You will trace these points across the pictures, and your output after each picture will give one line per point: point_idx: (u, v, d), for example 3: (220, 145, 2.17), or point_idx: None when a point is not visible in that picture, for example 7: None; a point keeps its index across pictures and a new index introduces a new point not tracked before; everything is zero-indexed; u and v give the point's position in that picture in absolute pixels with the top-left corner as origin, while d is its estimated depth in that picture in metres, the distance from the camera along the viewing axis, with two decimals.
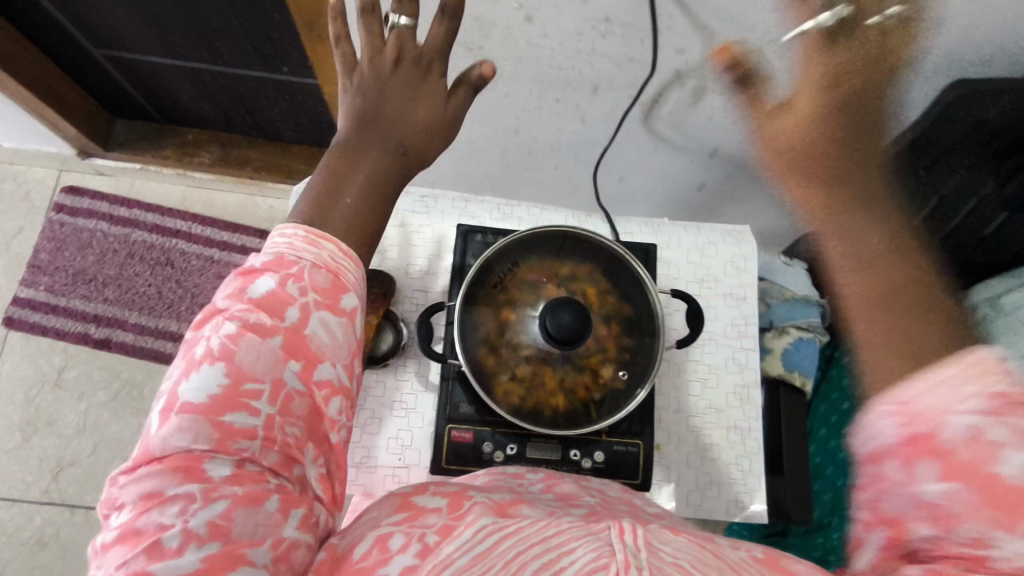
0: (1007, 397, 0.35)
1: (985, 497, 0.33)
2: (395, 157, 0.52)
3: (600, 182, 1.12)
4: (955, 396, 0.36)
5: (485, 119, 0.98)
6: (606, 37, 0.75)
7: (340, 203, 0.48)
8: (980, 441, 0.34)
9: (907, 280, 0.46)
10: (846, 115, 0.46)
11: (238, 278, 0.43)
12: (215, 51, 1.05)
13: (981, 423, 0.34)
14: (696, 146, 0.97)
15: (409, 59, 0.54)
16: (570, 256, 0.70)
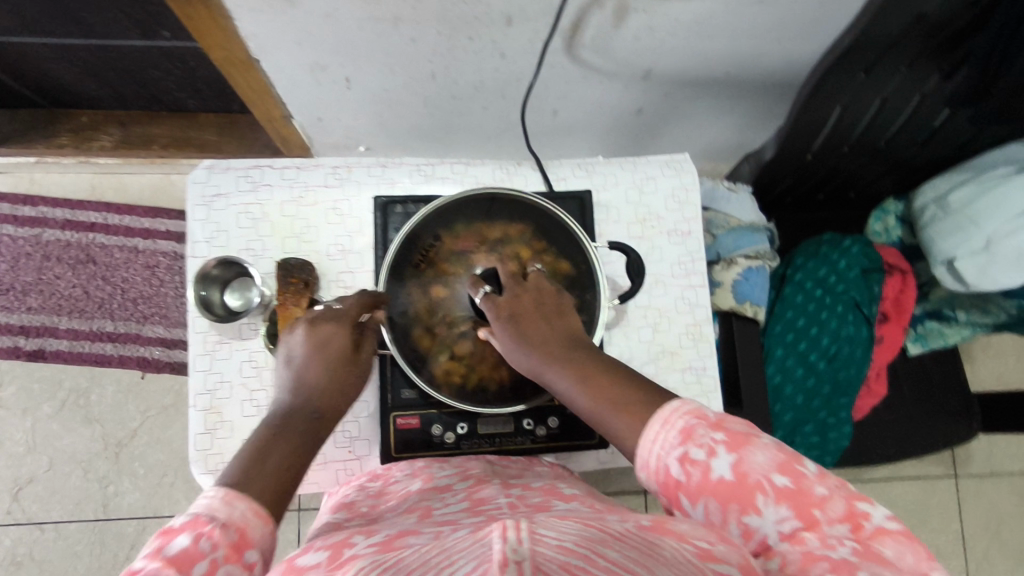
0: (690, 432, 0.47)
1: (722, 498, 0.45)
2: (309, 430, 0.52)
3: (533, 118, 1.05)
4: (664, 446, 0.48)
5: (397, 66, 0.89)
6: None
7: (260, 477, 0.45)
8: (693, 467, 0.46)
9: (613, 394, 0.52)
10: (534, 317, 0.58)
11: (154, 537, 0.39)
12: (81, 23, 0.92)
13: (685, 459, 0.47)
14: (627, 70, 0.90)
15: (327, 326, 0.57)
16: (496, 220, 0.66)
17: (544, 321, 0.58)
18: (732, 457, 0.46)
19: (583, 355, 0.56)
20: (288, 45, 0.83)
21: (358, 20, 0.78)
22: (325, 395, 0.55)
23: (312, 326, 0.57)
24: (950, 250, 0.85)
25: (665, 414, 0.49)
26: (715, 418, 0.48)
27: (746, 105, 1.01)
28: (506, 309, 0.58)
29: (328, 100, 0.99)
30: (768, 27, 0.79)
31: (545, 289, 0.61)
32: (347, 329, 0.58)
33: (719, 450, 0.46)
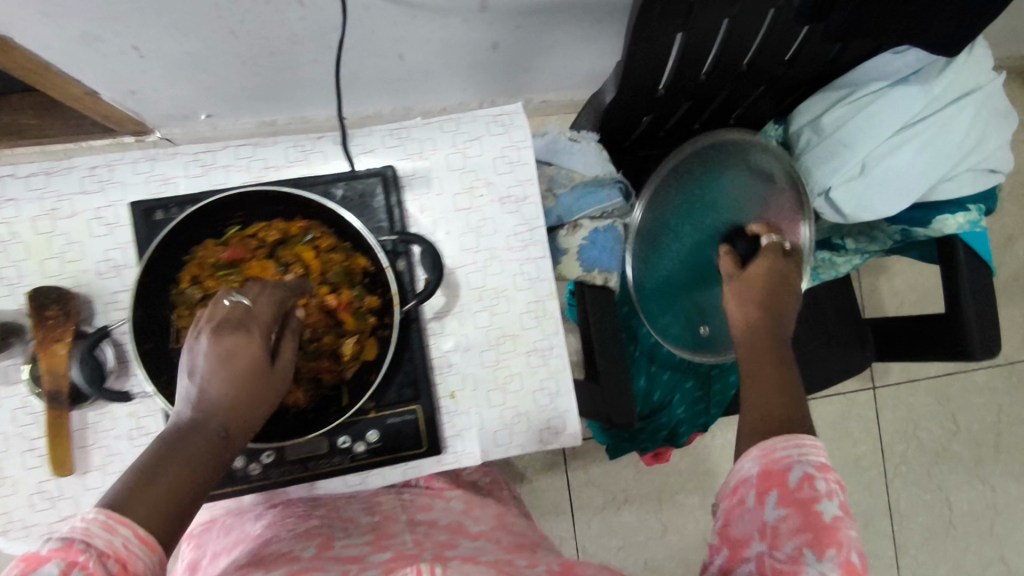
0: (827, 467, 0.48)
1: (802, 519, 0.45)
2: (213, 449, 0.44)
3: (377, 64, 0.93)
4: (800, 456, 0.49)
5: (184, 27, 0.76)
6: None
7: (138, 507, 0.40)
8: (808, 485, 0.47)
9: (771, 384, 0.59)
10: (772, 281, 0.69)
11: (17, 562, 0.37)
12: None
13: (810, 477, 0.47)
14: (459, 4, 0.77)
15: (229, 332, 0.46)
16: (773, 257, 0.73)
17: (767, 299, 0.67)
18: (838, 512, 0.46)
19: (779, 336, 0.65)
20: (29, 17, 0.68)
21: None
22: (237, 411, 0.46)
23: (216, 336, 0.46)
24: (827, 179, 0.75)
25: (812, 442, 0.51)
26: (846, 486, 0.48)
27: (613, 28, 0.89)
28: (755, 268, 0.70)
29: (128, 70, 0.85)
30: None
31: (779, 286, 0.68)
32: (259, 340, 0.47)
33: (835, 498, 0.46)
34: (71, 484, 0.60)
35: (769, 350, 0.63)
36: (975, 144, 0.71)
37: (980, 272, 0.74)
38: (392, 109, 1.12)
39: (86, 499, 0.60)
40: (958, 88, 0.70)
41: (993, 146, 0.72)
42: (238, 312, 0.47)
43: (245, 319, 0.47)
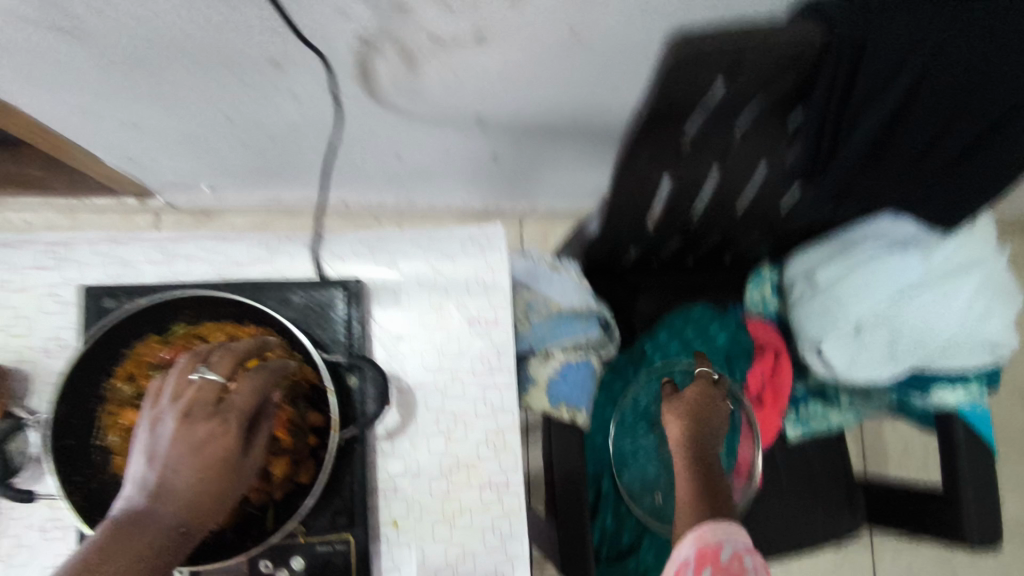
0: (752, 548, 0.54)
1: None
2: (166, 546, 0.39)
3: (377, 161, 0.93)
4: (731, 541, 0.53)
5: (180, 112, 0.75)
6: (232, 4, 0.52)
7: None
8: (738, 562, 0.52)
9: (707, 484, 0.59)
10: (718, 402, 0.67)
11: None
12: None
13: (739, 555, 0.53)
14: (455, 116, 0.77)
15: (200, 416, 0.43)
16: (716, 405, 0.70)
17: (707, 418, 0.66)
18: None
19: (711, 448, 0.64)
20: (23, 90, 0.68)
21: (102, 69, 0.64)
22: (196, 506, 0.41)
23: (187, 423, 0.42)
24: (819, 335, 0.72)
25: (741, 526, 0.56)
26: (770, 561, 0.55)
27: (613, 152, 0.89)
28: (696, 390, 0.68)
29: (126, 143, 0.85)
30: (598, 70, 0.65)
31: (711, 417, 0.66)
32: (233, 433, 0.43)
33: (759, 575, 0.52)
34: None
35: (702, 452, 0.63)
36: (982, 316, 0.67)
37: (979, 459, 0.67)
38: (394, 201, 1.11)
39: None
40: (962, 256, 0.67)
41: (997, 324, 0.67)
42: (211, 391, 0.44)
43: (221, 407, 0.44)
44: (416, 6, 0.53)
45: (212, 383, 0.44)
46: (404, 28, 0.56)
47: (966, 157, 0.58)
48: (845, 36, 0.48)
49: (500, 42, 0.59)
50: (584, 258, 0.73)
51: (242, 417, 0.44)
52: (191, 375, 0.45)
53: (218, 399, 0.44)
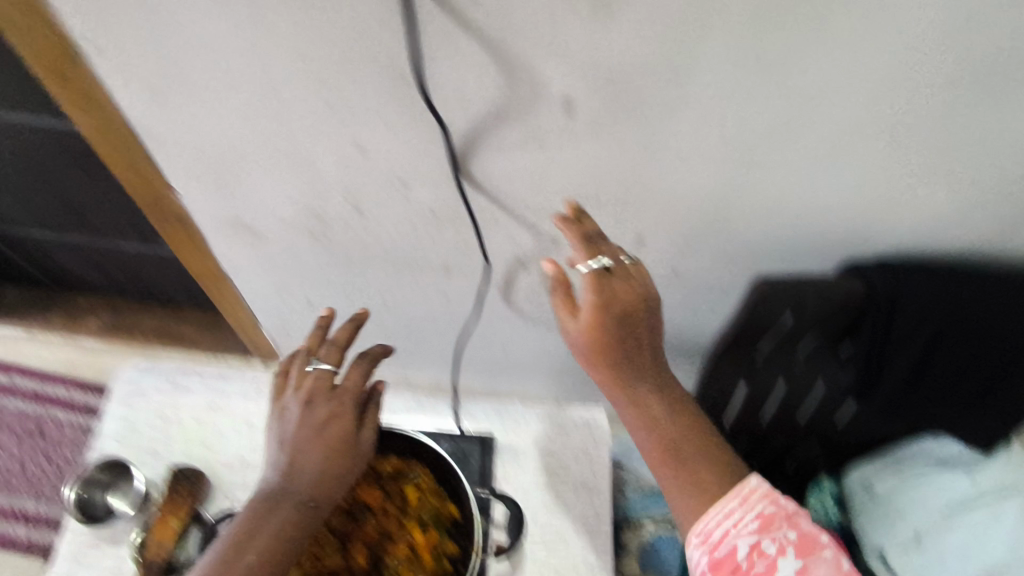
0: (767, 519, 0.55)
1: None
2: (307, 499, 0.56)
3: (483, 358, 1.09)
4: (741, 524, 0.55)
5: (352, 298, 0.96)
6: (441, 228, 0.75)
7: (238, 557, 0.52)
8: (759, 555, 0.53)
9: (692, 444, 0.59)
10: (626, 313, 0.56)
11: None
12: (93, 227, 1.05)
13: (755, 547, 0.54)
14: (563, 324, 0.95)
15: (320, 399, 0.61)
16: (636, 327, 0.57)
17: (629, 353, 0.58)
18: (798, 563, 0.53)
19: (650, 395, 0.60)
20: (249, 269, 0.91)
21: (317, 263, 0.86)
22: (322, 482, 0.57)
23: (309, 404, 0.60)
24: (880, 544, 0.81)
25: (744, 493, 0.56)
26: (791, 512, 0.56)
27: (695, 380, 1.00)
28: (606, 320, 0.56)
29: (290, 318, 1.06)
30: (694, 302, 0.83)
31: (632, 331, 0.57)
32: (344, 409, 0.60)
33: (789, 551, 0.53)
34: None
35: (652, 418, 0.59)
36: None
37: None
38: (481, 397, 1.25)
39: None
40: None
41: None
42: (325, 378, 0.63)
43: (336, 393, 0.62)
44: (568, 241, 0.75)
45: (326, 373, 0.63)
46: (554, 255, 0.78)
47: (993, 389, 0.70)
48: (882, 291, 0.66)
49: None
50: None
51: (350, 398, 0.61)
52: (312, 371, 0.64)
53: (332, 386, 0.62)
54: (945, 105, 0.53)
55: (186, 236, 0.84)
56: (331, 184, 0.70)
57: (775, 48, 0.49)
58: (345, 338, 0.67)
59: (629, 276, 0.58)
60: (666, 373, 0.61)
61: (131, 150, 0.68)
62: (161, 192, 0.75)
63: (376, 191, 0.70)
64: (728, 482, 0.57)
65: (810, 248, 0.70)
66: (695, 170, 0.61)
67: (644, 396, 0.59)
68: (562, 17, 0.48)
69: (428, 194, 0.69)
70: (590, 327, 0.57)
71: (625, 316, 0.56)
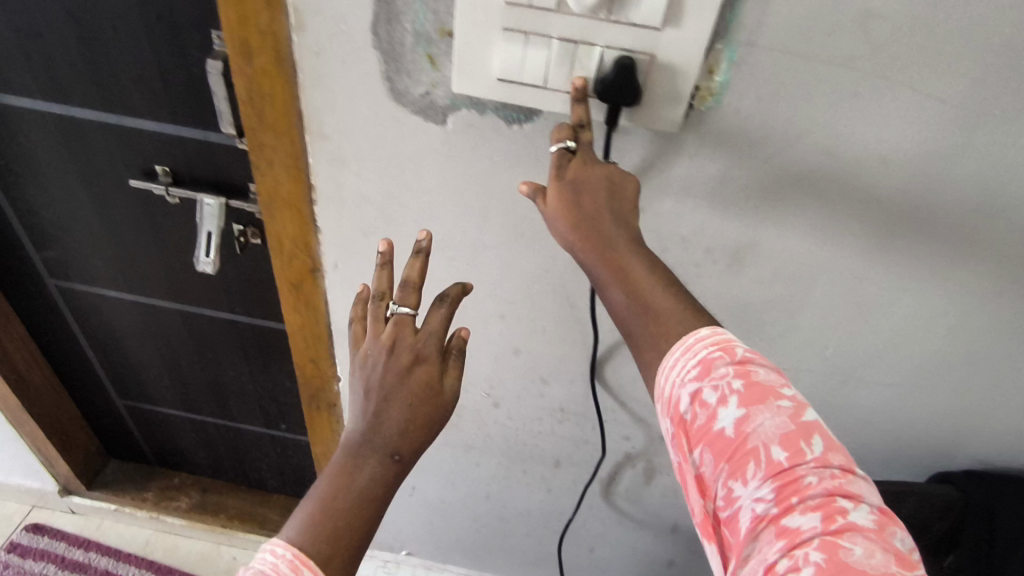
0: (710, 364, 0.44)
1: (717, 453, 0.43)
2: (388, 469, 0.50)
3: (570, 556, 1.10)
4: (682, 373, 0.45)
5: (457, 484, 1.01)
6: (564, 423, 0.86)
7: (326, 526, 0.46)
8: (700, 409, 0.44)
9: (653, 283, 0.48)
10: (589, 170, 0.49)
11: None
12: (224, 406, 1.17)
13: (695, 397, 0.44)
14: (657, 521, 0.99)
15: (399, 345, 0.51)
16: (590, 173, 0.49)
17: (583, 201, 0.49)
18: (739, 413, 0.43)
19: (611, 232, 0.49)
20: None
21: (438, 447, 0.94)
22: (407, 435, 0.50)
23: (390, 355, 0.51)
24: None
25: (688, 340, 0.45)
26: (743, 357, 0.45)
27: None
28: (570, 178, 0.49)
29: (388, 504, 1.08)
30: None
31: (590, 182, 0.49)
32: (430, 364, 0.52)
33: (730, 400, 0.43)
34: None
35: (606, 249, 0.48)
36: None
37: None
38: None
39: None
40: None
41: None
42: (407, 325, 0.52)
43: (416, 339, 0.52)
44: None
45: (404, 314, 0.53)
46: (661, 451, 0.87)
47: None
48: (979, 499, 0.73)
49: None
50: None
51: (435, 348, 0.52)
52: (390, 312, 0.53)
53: (414, 329, 0.53)
54: (1007, 347, 0.66)
55: (327, 418, 0.94)
56: (480, 378, 0.82)
57: (868, 297, 0.64)
58: (418, 275, 0.54)
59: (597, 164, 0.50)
60: (633, 230, 0.50)
61: (319, 345, 0.83)
62: (326, 379, 0.88)
63: (515, 386, 0.82)
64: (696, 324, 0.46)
65: (899, 454, 0.80)
66: (798, 383, 0.74)
67: (604, 234, 0.49)
68: (703, 267, 0.64)
69: (562, 390, 0.81)
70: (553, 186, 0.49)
71: (582, 181, 0.49)
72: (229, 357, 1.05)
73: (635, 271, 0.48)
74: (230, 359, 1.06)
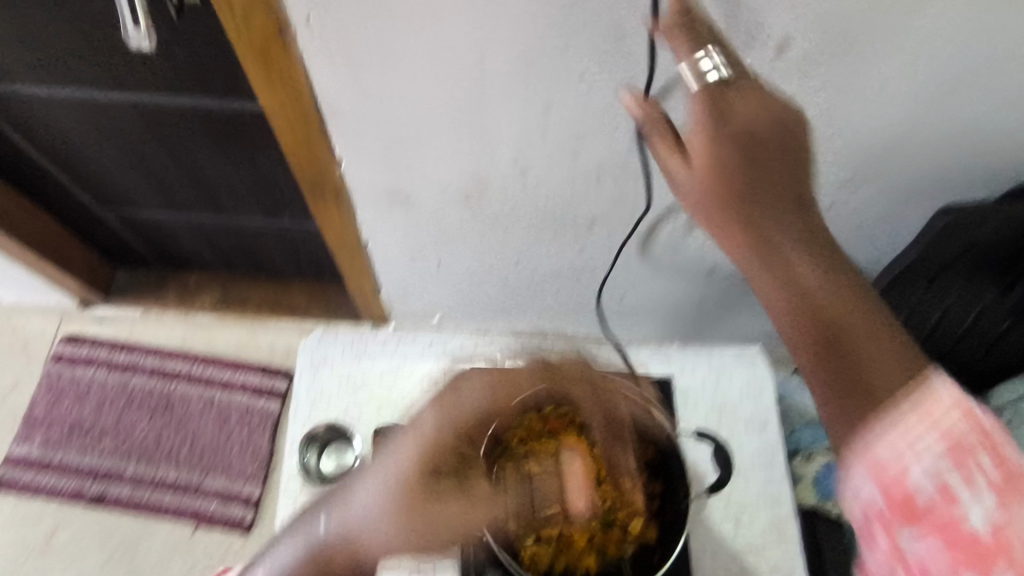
0: (961, 450, 0.39)
1: (958, 556, 0.39)
2: (381, 517, 0.60)
3: (602, 309, 1.09)
4: (917, 446, 0.40)
5: (485, 255, 0.95)
6: (601, 182, 0.76)
7: (321, 546, 0.60)
8: (942, 492, 0.39)
9: (843, 296, 0.43)
10: (739, 130, 0.46)
11: None
12: (217, 205, 1.07)
13: (938, 480, 0.39)
14: (695, 267, 0.95)
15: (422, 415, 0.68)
16: (751, 143, 0.46)
17: (734, 173, 0.46)
18: (992, 506, 0.38)
19: (772, 208, 0.45)
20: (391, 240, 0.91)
21: (461, 221, 0.86)
22: (410, 483, 0.61)
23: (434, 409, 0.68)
24: None
25: (928, 405, 0.40)
26: (993, 434, 0.40)
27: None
28: (702, 150, 0.47)
29: (414, 279, 1.03)
30: (843, 231, 0.86)
31: (750, 148, 0.46)
32: (444, 438, 0.65)
33: (986, 491, 0.39)
34: None
35: (763, 243, 0.44)
36: None
37: None
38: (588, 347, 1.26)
39: None
40: None
41: None
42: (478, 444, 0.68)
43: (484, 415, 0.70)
44: None
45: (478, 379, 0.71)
46: None
47: None
48: None
49: None
50: None
51: (475, 428, 0.69)
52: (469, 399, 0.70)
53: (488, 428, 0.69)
54: None
55: (335, 207, 0.84)
56: (503, 141, 0.70)
57: None
58: (545, 395, 0.73)
59: (767, 98, 0.48)
60: (823, 244, 0.44)
61: (309, 128, 0.69)
62: (323, 166, 0.76)
63: (546, 147, 0.71)
64: (906, 378, 0.41)
65: (979, 157, 0.73)
66: None
67: (780, 245, 0.44)
68: None
69: (600, 145, 0.70)
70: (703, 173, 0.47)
71: (734, 123, 0.47)
72: (205, 151, 0.92)
73: (807, 285, 0.43)
74: (208, 153, 0.93)
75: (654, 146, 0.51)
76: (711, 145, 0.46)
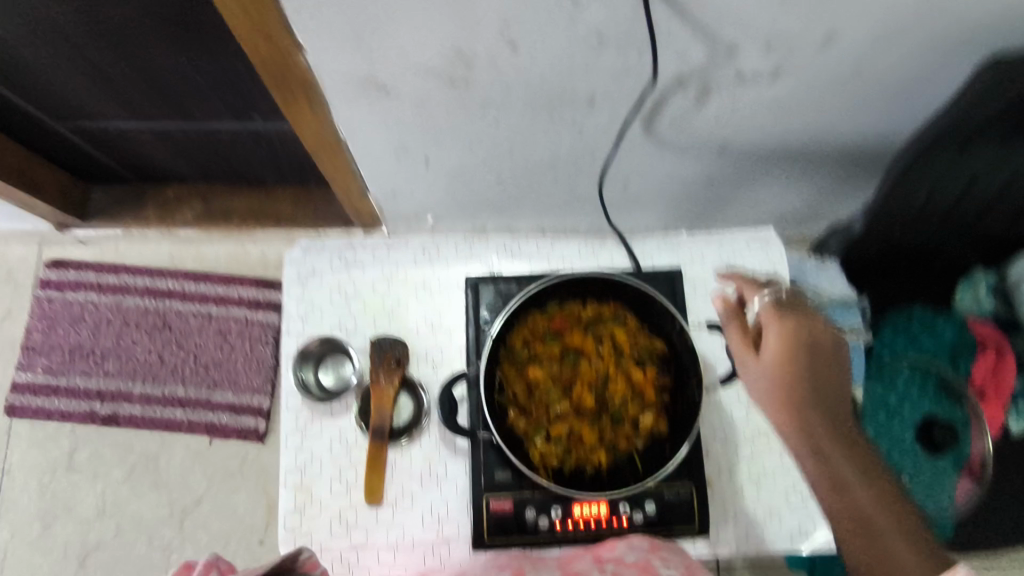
0: None
1: None
2: None
3: (604, 197, 1.02)
4: None
5: (476, 146, 0.88)
6: (601, 54, 0.68)
7: None
8: None
9: (869, 476, 0.63)
10: (804, 346, 0.69)
11: None
12: (183, 109, 0.98)
13: None
14: (704, 145, 0.88)
15: None
16: (802, 347, 0.69)
17: (796, 367, 0.68)
18: None
19: (819, 391, 0.67)
20: (373, 137, 0.84)
21: (447, 109, 0.78)
22: None
23: None
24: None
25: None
26: None
27: (877, 176, 0.97)
28: (773, 340, 0.70)
29: (402, 177, 0.96)
30: (871, 98, 0.78)
31: (812, 364, 0.69)
32: None
33: None
34: (369, 515, 0.76)
35: (831, 417, 0.66)
36: None
37: None
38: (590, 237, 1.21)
39: (391, 524, 0.76)
40: None
41: None
42: None
43: None
44: (746, 45, 0.67)
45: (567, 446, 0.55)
46: (721, 66, 0.71)
47: None
48: None
49: (792, 75, 0.73)
50: (853, 253, 1.00)
51: None
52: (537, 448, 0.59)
53: None
54: None
55: (307, 103, 0.76)
56: (488, 11, 0.61)
57: None
58: None
59: (811, 321, 0.71)
60: (855, 445, 0.65)
61: (263, 10, 0.60)
62: (286, 56, 0.67)
63: (538, 16, 0.62)
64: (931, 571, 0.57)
65: None
66: None
67: (826, 446, 0.64)
68: None
69: (599, 9, 0.61)
70: (774, 369, 0.69)
71: (802, 341, 0.69)
72: (156, 45, 0.83)
73: (850, 474, 0.62)
74: (160, 48, 0.83)
75: (749, 374, 0.71)
76: (779, 341, 0.69)
